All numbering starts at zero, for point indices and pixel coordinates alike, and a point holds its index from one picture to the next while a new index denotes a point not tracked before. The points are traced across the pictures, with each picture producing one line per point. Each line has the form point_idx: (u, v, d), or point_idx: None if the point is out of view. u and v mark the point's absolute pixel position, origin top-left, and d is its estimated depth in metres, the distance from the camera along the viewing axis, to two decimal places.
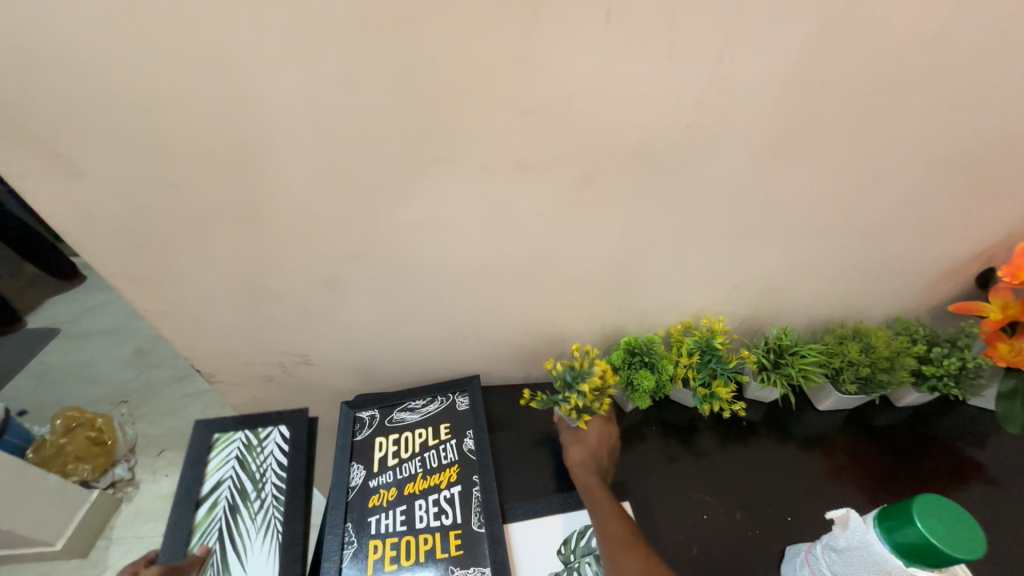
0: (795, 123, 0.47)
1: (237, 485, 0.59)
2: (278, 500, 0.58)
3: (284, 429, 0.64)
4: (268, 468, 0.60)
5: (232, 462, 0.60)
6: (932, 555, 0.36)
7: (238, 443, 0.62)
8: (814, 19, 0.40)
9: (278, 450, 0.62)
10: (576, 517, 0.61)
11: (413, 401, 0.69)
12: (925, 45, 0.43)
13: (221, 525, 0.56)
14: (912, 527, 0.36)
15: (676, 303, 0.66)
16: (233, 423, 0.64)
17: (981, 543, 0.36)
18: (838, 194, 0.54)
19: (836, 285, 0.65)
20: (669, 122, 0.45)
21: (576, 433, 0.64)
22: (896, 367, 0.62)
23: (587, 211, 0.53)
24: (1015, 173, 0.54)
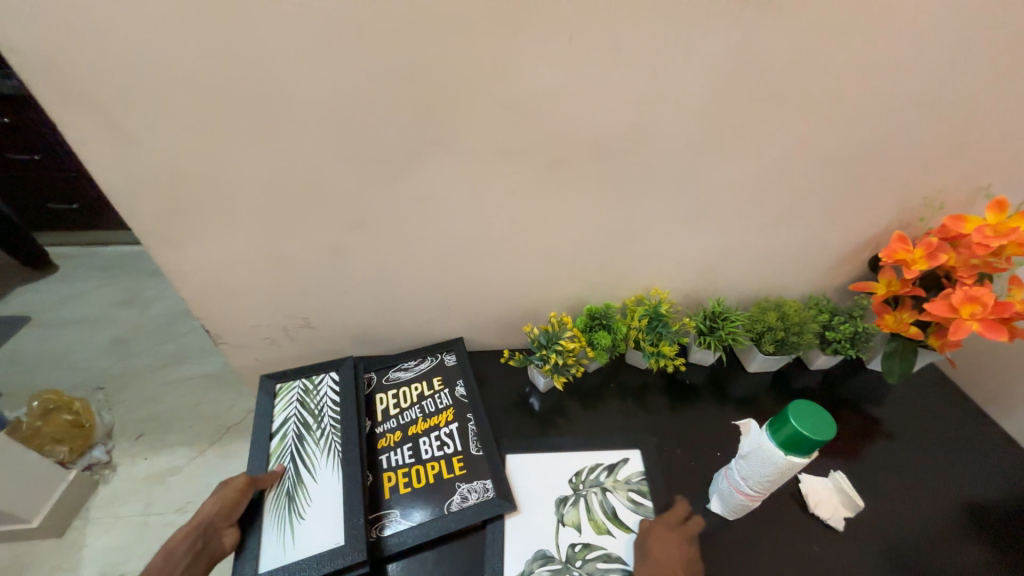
0: (716, 127, 0.60)
1: (301, 420, 0.69)
2: (334, 426, 0.68)
3: (334, 374, 0.74)
4: (325, 405, 0.71)
5: (295, 403, 0.71)
6: (805, 443, 0.49)
7: (298, 388, 0.73)
8: (724, 48, 0.53)
9: (332, 390, 0.72)
10: (599, 454, 0.73)
11: (405, 362, 0.79)
12: (809, 71, 0.56)
13: (292, 449, 0.67)
14: (787, 425, 0.50)
15: (630, 278, 0.78)
16: (291, 374, 0.74)
17: (834, 431, 0.49)
18: (755, 188, 0.68)
19: (760, 265, 0.79)
20: (618, 123, 0.58)
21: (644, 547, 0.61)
22: (804, 331, 0.76)
23: (556, 193, 0.64)
24: (889, 175, 0.69)
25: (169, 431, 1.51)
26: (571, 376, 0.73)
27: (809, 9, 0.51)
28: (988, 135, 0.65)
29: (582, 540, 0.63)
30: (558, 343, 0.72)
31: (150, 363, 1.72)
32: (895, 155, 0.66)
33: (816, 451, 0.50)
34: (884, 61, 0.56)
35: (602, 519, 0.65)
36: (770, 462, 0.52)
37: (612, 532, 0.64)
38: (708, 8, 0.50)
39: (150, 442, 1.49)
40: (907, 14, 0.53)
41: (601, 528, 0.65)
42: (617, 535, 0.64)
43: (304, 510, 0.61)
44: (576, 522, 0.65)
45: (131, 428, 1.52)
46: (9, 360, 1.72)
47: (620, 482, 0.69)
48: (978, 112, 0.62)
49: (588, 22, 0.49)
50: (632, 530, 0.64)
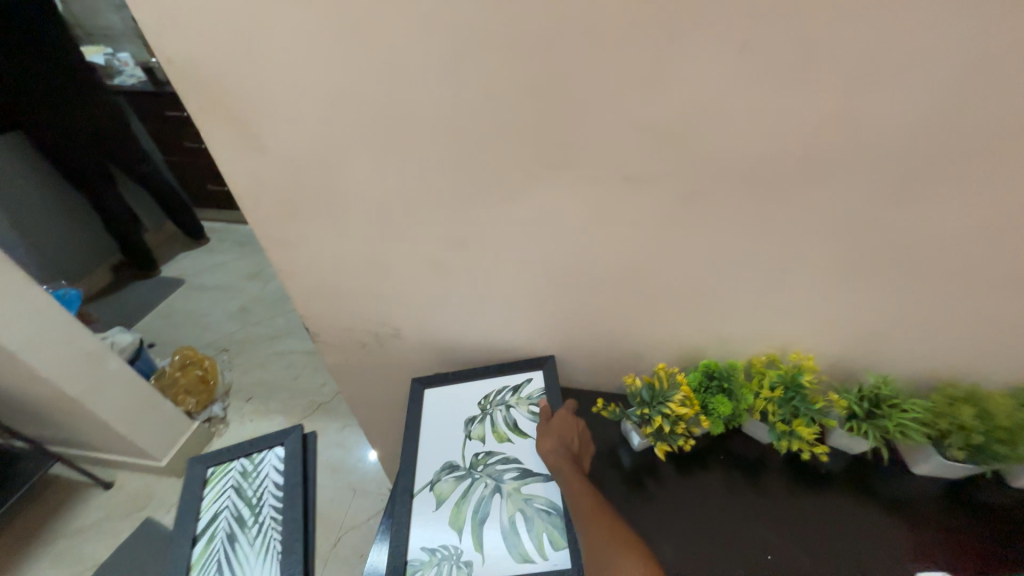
0: (927, 162, 0.45)
1: (234, 513, 0.78)
2: (273, 523, 0.77)
3: (279, 448, 0.87)
4: (264, 493, 0.80)
5: (229, 492, 0.81)
6: None
7: (232, 475, 0.83)
8: (967, 57, 0.38)
9: (273, 471, 0.83)
10: (505, 377, 0.74)
11: (481, 390, 0.73)
12: None
13: (219, 554, 0.74)
14: None
15: (762, 334, 0.64)
16: (227, 456, 0.86)
17: None
18: (971, 243, 0.50)
19: (952, 340, 0.60)
20: (786, 151, 0.46)
21: (545, 427, 0.64)
22: (1017, 441, 0.56)
23: (686, 228, 0.54)
24: None
25: (272, 399, 1.67)
26: (678, 445, 0.62)
27: None
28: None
29: (485, 449, 0.67)
30: (665, 404, 0.61)
31: (265, 332, 1.93)
32: None
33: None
34: None
35: (505, 431, 0.68)
36: None
37: (511, 439, 0.67)
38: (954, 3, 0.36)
39: (256, 406, 1.66)
40: None
41: (503, 438, 0.67)
42: (516, 442, 0.67)
43: None
44: (480, 436, 0.68)
45: (243, 391, 1.72)
46: (163, 315, 2.06)
47: (522, 398, 0.70)
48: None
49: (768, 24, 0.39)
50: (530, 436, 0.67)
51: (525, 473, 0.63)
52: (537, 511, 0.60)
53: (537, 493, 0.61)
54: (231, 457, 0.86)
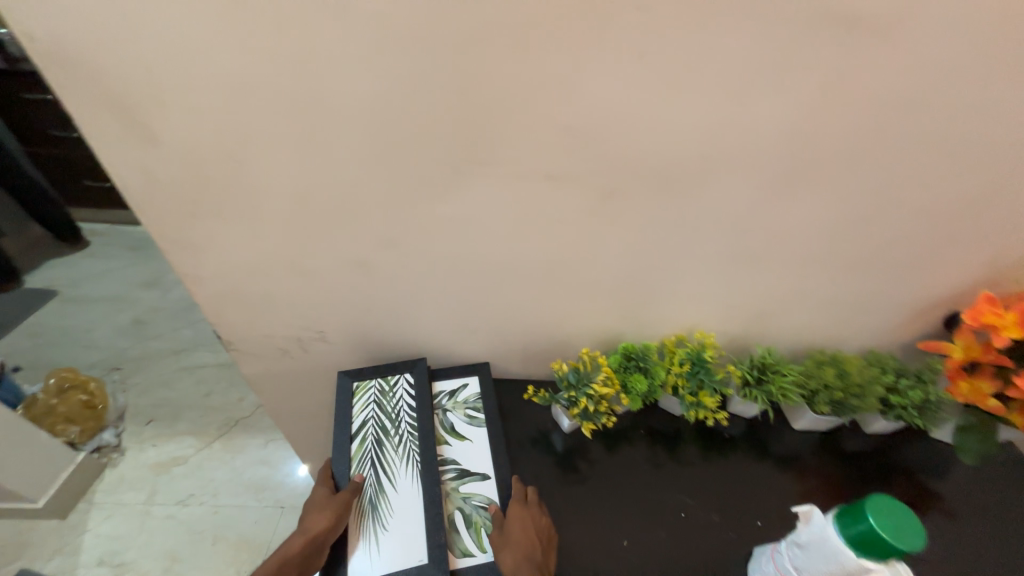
0: (791, 164, 0.53)
1: (379, 424, 0.67)
2: (413, 434, 0.67)
3: (409, 375, 0.73)
4: (401, 410, 0.68)
5: (372, 405, 0.68)
6: (883, 547, 0.42)
7: (374, 389, 0.70)
8: (815, 76, 0.46)
9: (407, 395, 0.70)
10: (442, 380, 0.75)
11: (437, 381, 0.74)
12: (913, 107, 0.48)
13: (371, 455, 0.65)
14: (865, 522, 0.43)
15: (672, 318, 0.71)
16: (367, 371, 0.72)
17: (922, 539, 0.42)
18: (828, 233, 0.60)
19: (819, 315, 0.71)
20: (682, 152, 0.51)
21: (505, 534, 0.58)
22: (866, 393, 0.68)
23: (601, 222, 0.58)
24: (990, 227, 0.59)
25: (179, 420, 1.51)
26: (601, 424, 0.66)
27: (922, 38, 0.44)
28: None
29: None
30: (590, 386, 0.65)
31: (167, 346, 1.72)
32: (1008, 207, 0.57)
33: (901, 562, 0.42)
34: (1007, 100, 0.48)
35: (442, 435, 0.69)
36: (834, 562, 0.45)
37: (449, 442, 0.68)
38: (802, 31, 0.43)
39: (158, 429, 1.48)
40: None
41: (440, 440, 0.68)
42: (453, 445, 0.68)
43: (387, 521, 0.59)
44: None
45: (141, 413, 1.52)
46: (32, 333, 1.75)
47: (459, 402, 0.72)
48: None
49: (665, 42, 0.44)
50: (468, 438, 0.68)
51: (463, 473, 0.65)
52: (476, 507, 0.62)
53: (475, 491, 0.64)
54: (371, 373, 0.72)
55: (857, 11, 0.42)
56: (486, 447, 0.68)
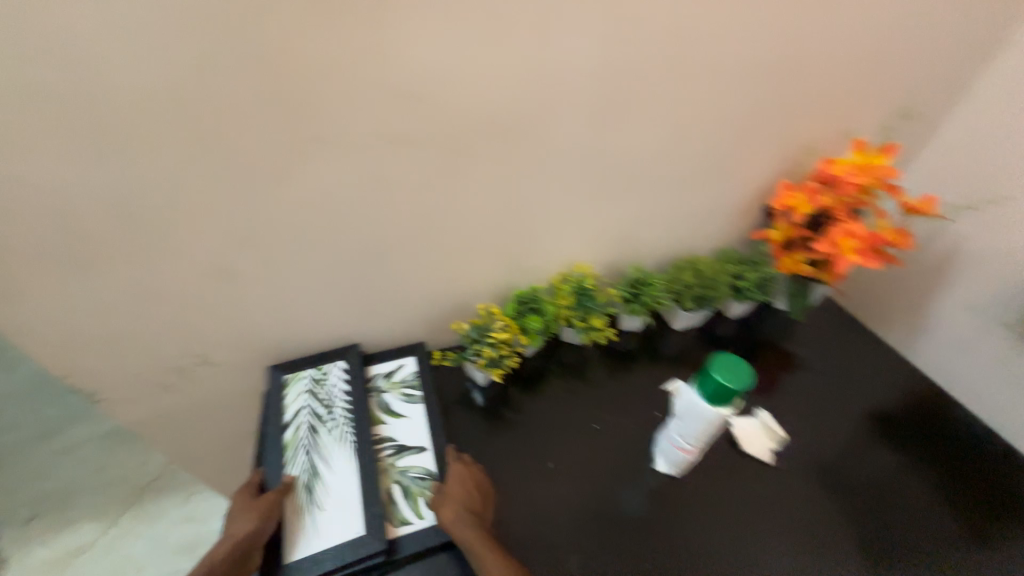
0: (609, 96, 0.59)
1: (313, 411, 0.66)
2: (347, 417, 0.66)
3: (342, 363, 0.72)
4: (335, 395, 0.68)
5: (305, 393, 0.68)
6: (725, 394, 0.51)
7: (307, 378, 0.69)
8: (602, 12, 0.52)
9: (340, 380, 0.70)
10: (378, 363, 0.75)
11: (375, 364, 0.75)
12: (688, 31, 0.57)
13: (306, 442, 0.64)
14: (709, 379, 0.52)
15: (551, 258, 0.77)
16: (301, 363, 0.71)
17: (750, 376, 0.51)
18: (657, 154, 0.69)
19: (673, 229, 0.81)
20: (512, 100, 0.55)
21: (444, 491, 0.61)
22: (717, 284, 0.81)
23: (459, 180, 0.61)
24: (774, 127, 0.72)
25: (69, 508, 1.30)
26: (509, 368, 0.71)
27: None
28: (857, 79, 0.69)
29: None
30: (490, 335, 0.70)
31: None
32: (781, 107, 0.69)
33: (740, 400, 0.52)
34: (755, 16, 0.58)
35: (378, 415, 0.69)
36: (700, 417, 0.54)
37: (386, 421, 0.68)
38: None
39: (44, 526, 1.27)
40: None
41: (377, 422, 0.68)
42: (390, 423, 0.68)
43: (323, 501, 0.59)
44: None
45: (14, 517, 1.29)
46: None
47: (395, 382, 0.73)
48: (847, 58, 0.67)
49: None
50: (405, 414, 0.69)
51: (401, 448, 0.65)
52: (413, 479, 0.63)
53: (413, 464, 0.64)
54: (304, 364, 0.71)
55: None
56: (423, 421, 0.69)
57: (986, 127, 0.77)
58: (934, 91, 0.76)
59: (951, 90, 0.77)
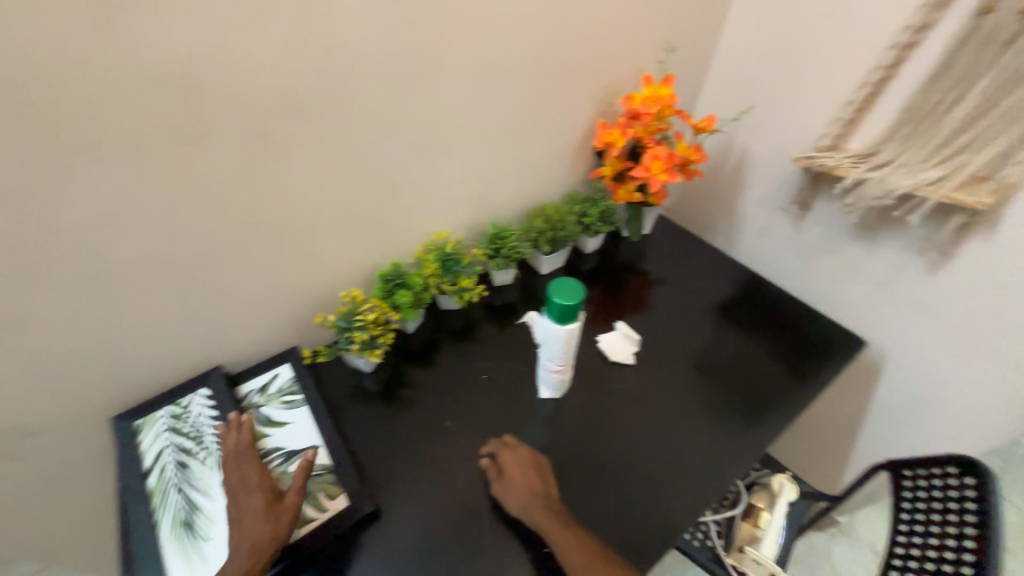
0: (406, 61, 0.61)
1: (178, 447, 0.61)
2: (221, 443, 0.63)
3: (204, 390, 0.66)
4: (202, 424, 0.64)
5: (165, 432, 0.62)
6: (568, 312, 0.58)
7: (165, 417, 0.63)
8: None
9: (206, 408, 0.65)
10: (248, 380, 0.71)
11: (245, 383, 0.70)
12: None
13: (176, 480, 0.59)
14: (552, 304, 0.58)
15: (407, 230, 0.78)
16: (154, 403, 0.64)
17: (581, 291, 0.58)
18: (476, 113, 0.73)
19: (517, 183, 0.87)
20: (303, 76, 0.55)
21: (503, 482, 0.66)
22: (567, 225, 0.89)
23: (273, 167, 0.59)
24: (576, 74, 0.80)
25: None
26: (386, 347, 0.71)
27: None
28: (633, 20, 0.80)
29: None
30: (359, 319, 0.69)
31: None
32: (577, 52, 0.77)
33: (582, 312, 0.60)
34: None
35: (259, 430, 0.66)
36: (556, 338, 0.61)
37: (269, 433, 0.66)
38: None
39: None
40: None
41: (258, 437, 0.65)
42: (274, 433, 0.66)
43: (208, 530, 0.57)
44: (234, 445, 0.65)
45: None
46: None
47: (272, 393, 0.69)
48: (615, 4, 0.76)
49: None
50: (289, 421, 0.67)
51: (290, 454, 0.64)
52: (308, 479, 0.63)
53: None
54: (158, 404, 0.64)
55: None
56: (310, 423, 0.68)
57: (737, 52, 0.95)
58: (698, 26, 0.91)
59: (707, 26, 0.92)
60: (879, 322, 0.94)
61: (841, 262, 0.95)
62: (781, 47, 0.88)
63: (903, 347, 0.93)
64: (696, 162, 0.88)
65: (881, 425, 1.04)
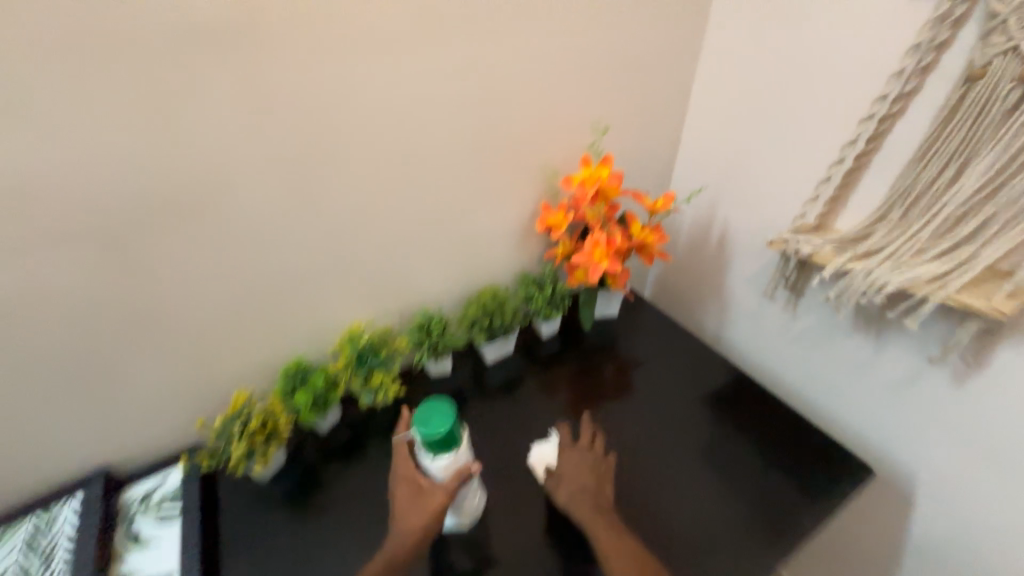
0: (290, 157, 0.60)
1: (22, 568, 0.56)
2: (66, 567, 0.56)
3: (78, 496, 0.62)
4: (58, 539, 0.58)
5: (18, 547, 0.57)
6: (437, 431, 0.60)
7: (25, 527, 0.59)
8: (232, 83, 0.53)
9: (70, 519, 0.60)
10: (135, 486, 0.66)
11: (129, 489, 0.65)
12: (346, 87, 0.59)
13: None
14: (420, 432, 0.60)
15: (321, 318, 0.74)
16: (24, 509, 0.61)
17: (448, 408, 0.62)
18: (385, 202, 0.69)
19: (450, 269, 0.81)
20: (169, 178, 0.54)
21: (557, 475, 0.68)
22: (504, 312, 0.81)
23: (145, 267, 0.57)
24: (503, 157, 0.75)
25: None
26: (268, 459, 0.64)
27: (295, 35, 0.54)
28: (567, 96, 0.75)
29: None
30: (246, 425, 0.63)
31: None
32: (500, 137, 0.73)
33: (455, 432, 0.61)
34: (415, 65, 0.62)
35: (120, 551, 0.60)
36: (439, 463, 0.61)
37: (130, 555, 0.60)
38: (181, 53, 0.49)
39: None
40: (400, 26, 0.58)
41: (116, 560, 0.59)
42: (134, 556, 0.59)
43: None
44: None
45: None
46: None
47: (151, 503, 0.64)
48: (539, 87, 0.72)
49: (58, 77, 0.45)
50: (156, 541, 0.61)
51: None
52: None
53: None
54: (26, 512, 0.61)
55: (217, 30, 0.50)
56: (177, 545, 0.61)
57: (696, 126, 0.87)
58: (654, 97, 0.84)
59: (666, 100, 0.85)
60: (905, 435, 0.74)
61: (847, 357, 0.78)
62: (740, 120, 0.80)
63: (941, 473, 0.72)
64: (657, 243, 0.78)
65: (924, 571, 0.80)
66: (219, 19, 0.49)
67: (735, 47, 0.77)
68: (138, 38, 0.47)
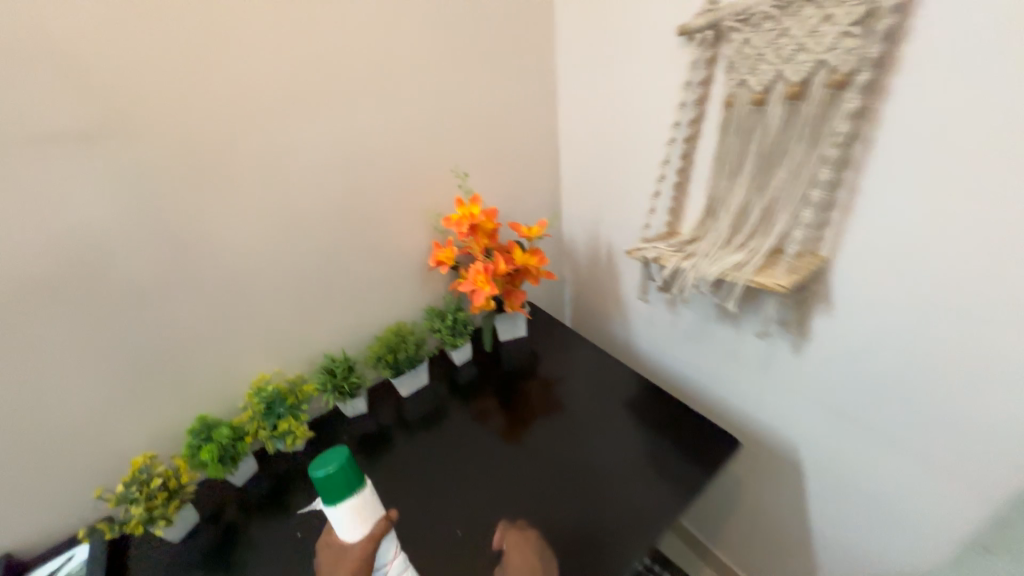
0: (173, 232, 0.65)
1: None
2: None
3: None
4: None
5: None
6: (331, 481, 0.54)
7: None
8: (106, 175, 0.59)
9: None
10: (36, 568, 0.66)
11: (30, 573, 0.65)
12: (221, 165, 0.66)
13: None
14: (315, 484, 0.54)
15: (230, 374, 0.77)
16: None
17: (344, 456, 0.55)
18: (276, 260, 0.75)
19: (353, 313, 0.87)
20: (49, 265, 0.58)
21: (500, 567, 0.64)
22: (410, 345, 0.87)
23: (30, 352, 0.60)
24: (386, 207, 0.84)
25: None
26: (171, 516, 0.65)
27: (163, 128, 0.61)
28: (439, 148, 0.85)
29: None
30: (147, 486, 0.65)
31: None
32: (380, 190, 0.82)
33: (353, 479, 0.55)
34: (285, 140, 0.70)
35: None
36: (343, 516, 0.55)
37: None
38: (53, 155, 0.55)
39: None
40: (265, 109, 0.67)
41: None
42: None
43: None
44: None
45: None
46: None
47: None
48: (409, 144, 0.82)
49: None
50: None
51: None
52: None
53: None
54: None
55: (86, 132, 0.57)
56: None
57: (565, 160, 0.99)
58: (523, 139, 0.96)
59: (532, 142, 0.97)
60: (782, 408, 0.82)
61: (719, 347, 0.87)
62: (595, 152, 0.92)
63: (812, 438, 0.80)
64: (538, 264, 0.87)
65: (830, 537, 0.85)
66: (87, 123, 0.56)
67: (579, 92, 0.90)
68: (13, 142, 0.53)
